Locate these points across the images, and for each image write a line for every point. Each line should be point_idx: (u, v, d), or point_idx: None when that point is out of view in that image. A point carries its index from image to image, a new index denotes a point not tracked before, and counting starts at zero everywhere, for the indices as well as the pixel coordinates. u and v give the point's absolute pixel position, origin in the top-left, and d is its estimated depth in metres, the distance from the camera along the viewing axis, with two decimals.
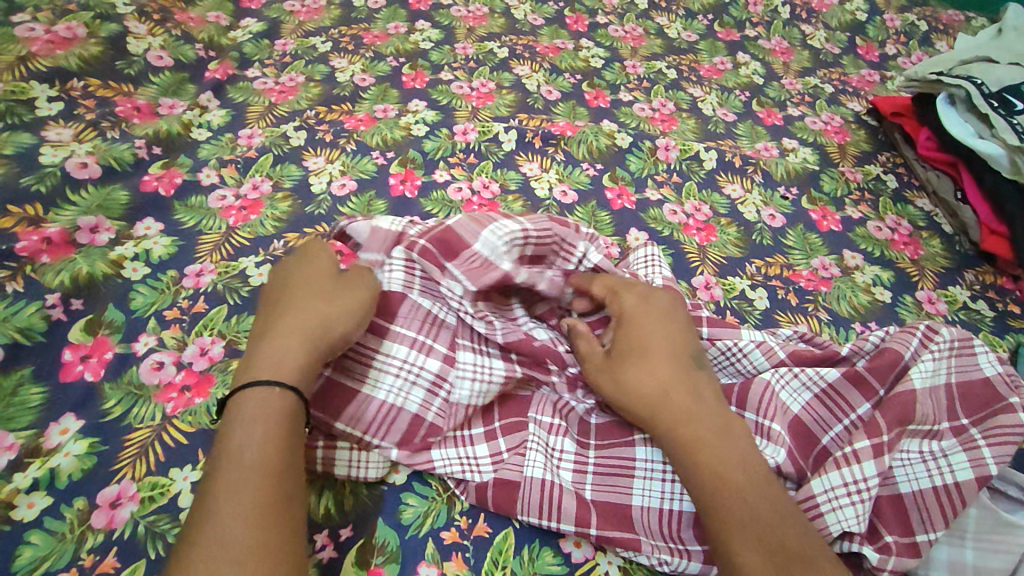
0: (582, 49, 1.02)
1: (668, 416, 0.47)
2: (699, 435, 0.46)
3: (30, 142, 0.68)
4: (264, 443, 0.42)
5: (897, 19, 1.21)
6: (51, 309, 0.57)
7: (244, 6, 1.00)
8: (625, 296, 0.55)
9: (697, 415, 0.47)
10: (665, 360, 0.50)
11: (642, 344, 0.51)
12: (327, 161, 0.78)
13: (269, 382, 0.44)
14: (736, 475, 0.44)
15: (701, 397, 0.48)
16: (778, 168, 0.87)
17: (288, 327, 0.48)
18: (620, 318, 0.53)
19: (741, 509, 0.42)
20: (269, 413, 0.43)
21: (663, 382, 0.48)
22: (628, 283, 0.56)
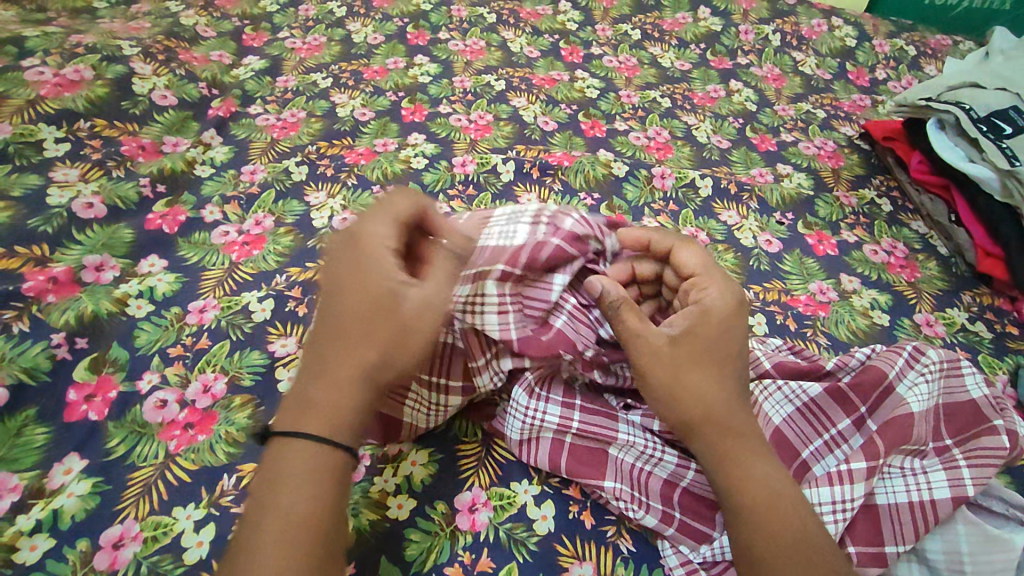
0: (577, 80, 1.04)
1: (723, 427, 0.48)
2: (751, 450, 0.47)
3: (38, 184, 0.70)
4: (314, 502, 0.42)
5: (886, 44, 1.23)
6: (56, 348, 0.58)
7: (246, 44, 1.02)
8: (711, 288, 0.52)
9: (750, 431, 0.48)
10: (730, 377, 0.50)
11: (719, 350, 0.50)
12: (328, 196, 0.79)
13: (307, 438, 0.43)
14: (787, 490, 0.46)
15: (748, 410, 0.49)
16: (773, 194, 0.89)
17: (343, 378, 0.45)
18: (705, 313, 0.51)
19: (795, 530, 0.44)
20: (319, 472, 0.43)
21: (728, 395, 0.49)
22: (716, 274, 0.53)
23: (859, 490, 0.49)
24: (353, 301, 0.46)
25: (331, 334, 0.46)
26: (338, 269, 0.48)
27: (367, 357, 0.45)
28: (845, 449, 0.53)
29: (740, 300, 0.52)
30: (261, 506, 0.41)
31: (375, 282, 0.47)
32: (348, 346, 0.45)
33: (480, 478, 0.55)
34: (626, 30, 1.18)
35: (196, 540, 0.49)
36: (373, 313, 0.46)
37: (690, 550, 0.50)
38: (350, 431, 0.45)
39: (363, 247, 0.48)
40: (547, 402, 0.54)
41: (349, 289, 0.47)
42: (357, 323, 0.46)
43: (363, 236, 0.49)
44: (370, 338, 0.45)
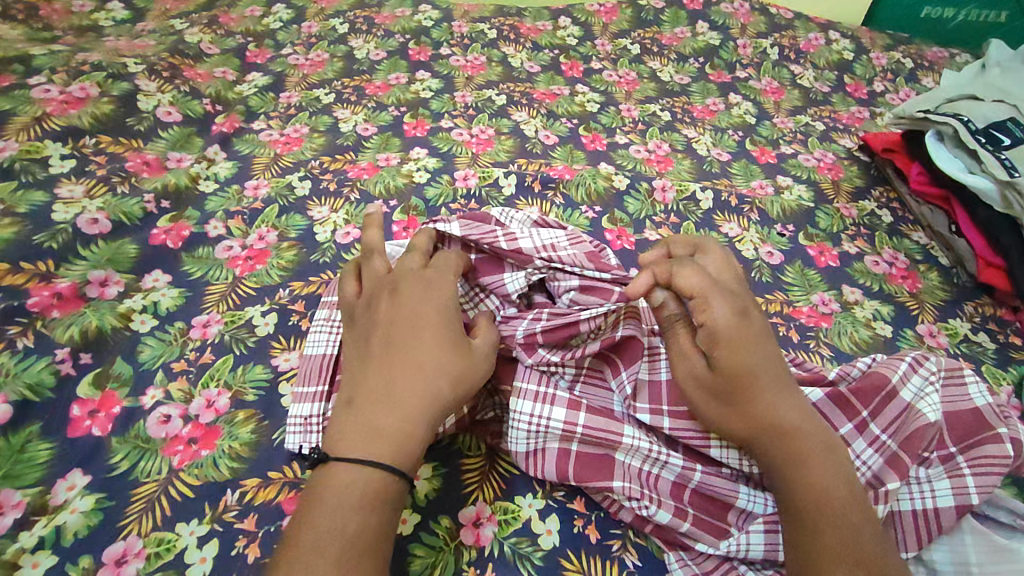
0: (577, 94, 1.05)
1: (775, 437, 0.46)
2: (810, 454, 0.45)
3: (43, 201, 0.70)
4: (379, 524, 0.43)
5: (883, 57, 1.24)
6: (60, 363, 0.58)
7: (250, 61, 1.04)
8: (716, 304, 0.49)
9: (806, 433, 0.46)
10: (769, 386, 0.47)
11: (749, 365, 0.47)
12: (331, 211, 0.79)
13: (378, 463, 0.44)
14: (841, 493, 0.44)
15: (803, 412, 0.47)
16: (774, 206, 0.89)
17: (413, 408, 0.47)
18: (713, 336, 0.48)
19: (844, 534, 0.42)
20: (384, 500, 0.44)
21: (771, 407, 0.47)
22: (718, 286, 0.50)
23: (883, 506, 0.49)
24: (431, 336, 0.50)
25: (406, 366, 0.48)
26: (411, 308, 0.51)
27: (440, 389, 0.48)
28: (850, 454, 0.52)
29: (746, 310, 0.49)
30: (322, 525, 0.42)
31: (450, 325, 0.51)
32: (420, 377, 0.48)
33: (484, 492, 0.54)
34: (625, 44, 1.19)
35: (199, 555, 0.49)
36: (451, 350, 0.49)
37: (707, 545, 0.50)
38: (416, 457, 0.46)
39: (437, 292, 0.52)
40: (551, 405, 0.53)
41: (424, 324, 0.50)
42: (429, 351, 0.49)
43: (432, 282, 0.53)
44: (445, 369, 0.49)
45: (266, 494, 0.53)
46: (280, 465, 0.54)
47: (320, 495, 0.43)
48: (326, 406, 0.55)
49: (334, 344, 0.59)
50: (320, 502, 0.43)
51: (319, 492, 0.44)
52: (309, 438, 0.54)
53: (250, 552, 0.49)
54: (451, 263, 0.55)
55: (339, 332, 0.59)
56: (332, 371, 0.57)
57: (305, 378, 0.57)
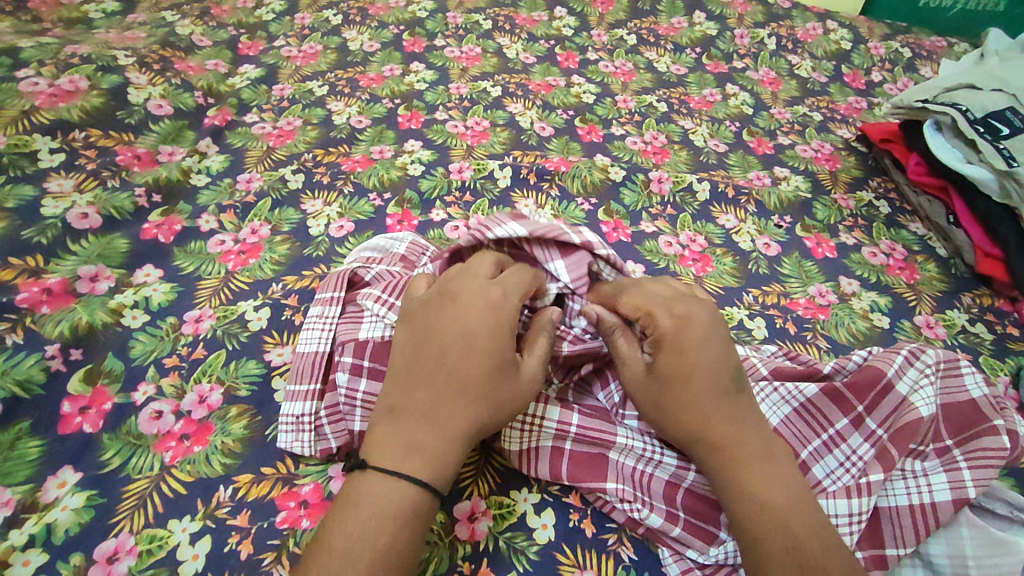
0: (573, 85, 1.04)
1: (712, 447, 0.46)
2: (750, 464, 0.45)
3: (32, 195, 0.69)
4: (412, 537, 0.43)
5: (881, 46, 1.23)
6: (50, 360, 0.58)
7: (243, 53, 1.03)
8: (660, 314, 0.49)
9: (745, 439, 0.46)
10: (711, 394, 0.47)
11: (689, 372, 0.47)
12: (325, 204, 0.79)
13: (412, 480, 0.44)
14: (781, 504, 0.44)
15: (749, 421, 0.47)
16: (771, 198, 0.88)
17: (451, 431, 0.46)
18: (657, 342, 0.49)
19: (784, 540, 0.43)
20: (415, 512, 0.44)
21: (709, 416, 0.47)
22: (661, 298, 0.50)
23: (873, 502, 0.49)
24: (478, 355, 0.48)
25: (452, 386, 0.47)
26: (462, 324, 0.49)
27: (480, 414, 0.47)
28: (845, 449, 0.52)
29: (692, 315, 0.49)
30: (360, 527, 0.42)
31: (501, 345, 0.48)
32: (461, 400, 0.47)
33: (479, 487, 0.54)
34: (621, 35, 1.18)
35: (192, 552, 0.48)
36: (494, 374, 0.47)
37: (698, 554, 0.49)
38: (449, 477, 0.46)
39: (492, 309, 0.49)
40: (546, 405, 0.54)
41: (471, 344, 0.48)
42: (472, 374, 0.47)
43: (490, 296, 0.49)
44: (489, 394, 0.47)
45: (259, 490, 0.52)
46: (274, 461, 0.54)
47: (352, 502, 0.44)
48: (318, 405, 0.54)
49: (327, 342, 0.58)
50: (353, 509, 0.44)
51: (351, 498, 0.44)
52: (302, 437, 0.54)
53: (243, 549, 0.49)
54: (520, 279, 0.51)
55: (332, 329, 0.58)
56: (325, 369, 0.56)
57: (298, 376, 0.56)
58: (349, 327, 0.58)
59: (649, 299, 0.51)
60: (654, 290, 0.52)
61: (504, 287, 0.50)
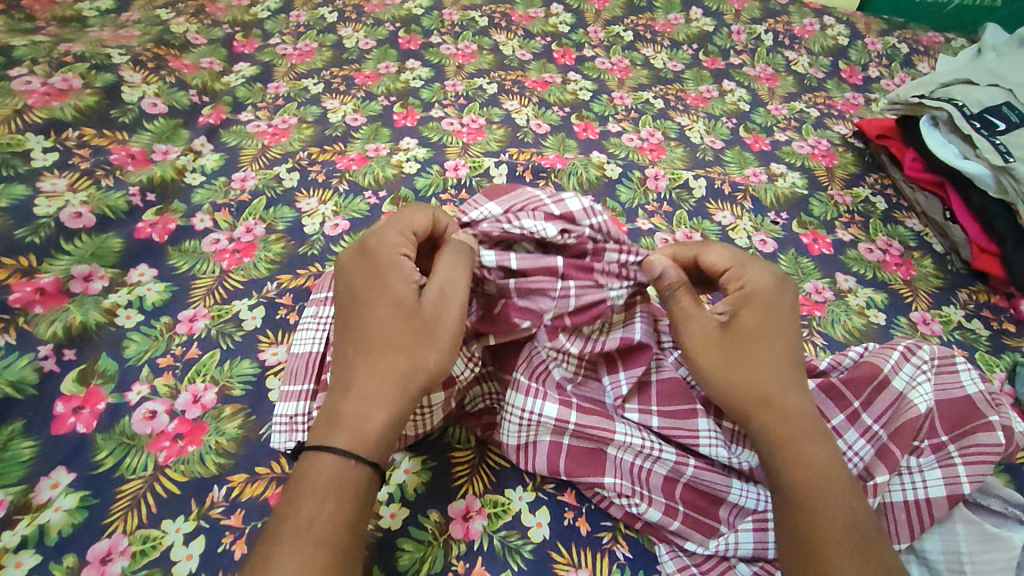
0: (569, 82, 1.04)
1: (780, 414, 0.47)
2: (806, 438, 0.46)
3: (25, 195, 0.69)
4: (340, 511, 0.42)
5: (878, 42, 1.23)
6: (43, 360, 0.57)
7: (238, 51, 1.02)
8: (750, 275, 0.52)
9: (803, 416, 0.47)
10: (782, 360, 0.49)
11: (770, 334, 0.49)
12: (320, 202, 0.78)
13: (334, 451, 0.44)
14: (841, 480, 0.45)
15: (806, 393, 0.48)
16: (768, 194, 0.88)
17: (374, 385, 0.45)
18: (746, 300, 0.50)
19: (844, 517, 0.43)
20: (343, 486, 0.43)
21: (779, 380, 0.48)
22: (751, 263, 0.53)
23: (872, 498, 0.49)
24: (383, 315, 0.47)
25: (364, 343, 0.47)
26: (357, 288, 0.49)
27: (399, 365, 0.46)
28: (842, 445, 0.51)
29: (779, 285, 0.51)
30: (282, 521, 0.41)
31: (397, 291, 0.48)
32: (377, 351, 0.46)
33: (474, 485, 0.54)
34: (618, 31, 1.18)
35: (185, 553, 0.48)
36: (402, 321, 0.47)
37: (697, 546, 0.50)
38: (378, 439, 0.45)
39: (379, 267, 0.49)
40: (543, 401, 0.52)
41: (371, 300, 0.48)
42: (382, 334, 0.47)
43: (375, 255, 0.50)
44: (403, 342, 0.47)
45: (254, 490, 0.52)
46: (268, 460, 0.54)
47: (290, 488, 0.43)
48: (312, 405, 0.54)
49: (321, 342, 0.58)
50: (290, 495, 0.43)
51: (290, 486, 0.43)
52: (296, 438, 0.54)
53: (237, 548, 0.49)
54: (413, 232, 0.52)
55: (325, 330, 0.58)
56: (319, 369, 0.56)
57: (292, 377, 0.56)
58: None
59: (733, 262, 0.53)
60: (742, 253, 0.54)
61: (391, 241, 0.51)
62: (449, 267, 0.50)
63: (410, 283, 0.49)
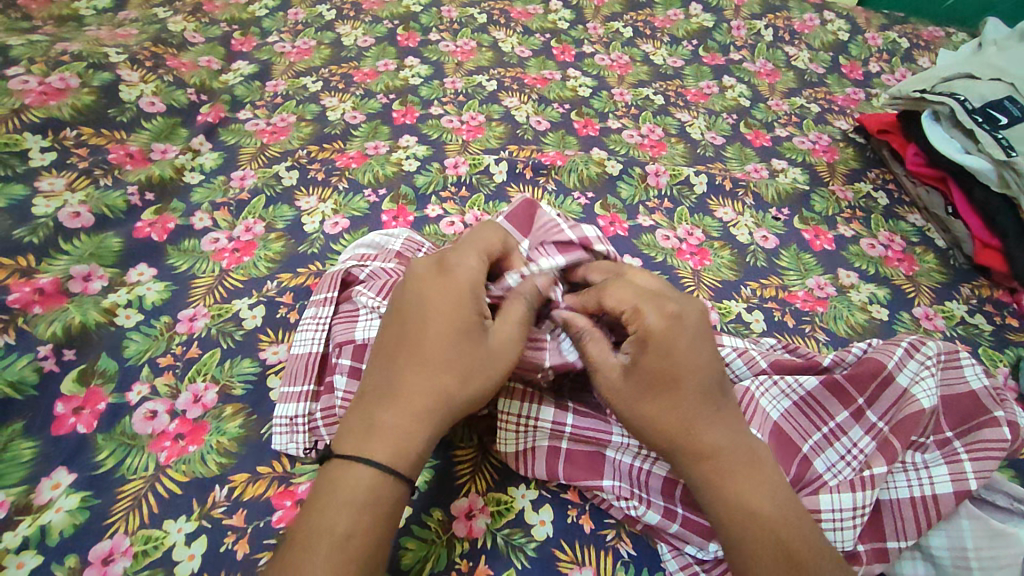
0: (569, 79, 1.03)
1: (695, 455, 0.46)
2: (731, 471, 0.45)
3: (23, 194, 0.68)
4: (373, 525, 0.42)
5: (878, 37, 1.22)
6: (42, 360, 0.57)
7: (235, 49, 1.02)
8: (643, 309, 0.48)
9: (731, 448, 0.46)
10: (694, 398, 0.46)
11: (675, 376, 0.46)
12: (319, 201, 0.78)
13: (370, 460, 0.43)
14: (768, 511, 0.44)
15: (725, 424, 0.46)
16: (769, 189, 0.88)
17: (419, 405, 0.45)
18: (643, 341, 0.47)
19: (773, 547, 0.43)
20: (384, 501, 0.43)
21: (693, 420, 0.46)
22: (648, 292, 0.49)
23: (874, 496, 0.48)
24: (441, 326, 0.47)
25: (412, 361, 0.47)
26: (418, 300, 0.49)
27: (449, 390, 0.46)
28: (846, 442, 0.51)
29: (679, 311, 0.48)
30: (310, 524, 0.41)
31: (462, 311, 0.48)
32: (428, 367, 0.46)
33: (476, 483, 0.54)
34: (617, 27, 1.17)
35: (187, 553, 0.48)
36: (457, 341, 0.47)
37: (697, 550, 0.49)
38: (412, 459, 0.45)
39: (449, 278, 0.49)
40: (540, 405, 0.53)
41: (433, 313, 0.48)
42: (433, 345, 0.47)
43: (449, 272, 0.49)
44: (456, 369, 0.46)
45: (255, 489, 0.52)
46: (269, 460, 0.54)
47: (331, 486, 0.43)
48: (313, 406, 0.54)
49: (321, 342, 0.58)
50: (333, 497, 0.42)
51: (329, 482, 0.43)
52: (296, 439, 0.53)
53: (239, 548, 0.48)
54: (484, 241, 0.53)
55: (326, 329, 0.58)
56: (319, 370, 0.56)
57: (292, 378, 0.56)
58: (344, 327, 0.57)
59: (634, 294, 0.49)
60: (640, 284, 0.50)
61: (467, 260, 0.50)
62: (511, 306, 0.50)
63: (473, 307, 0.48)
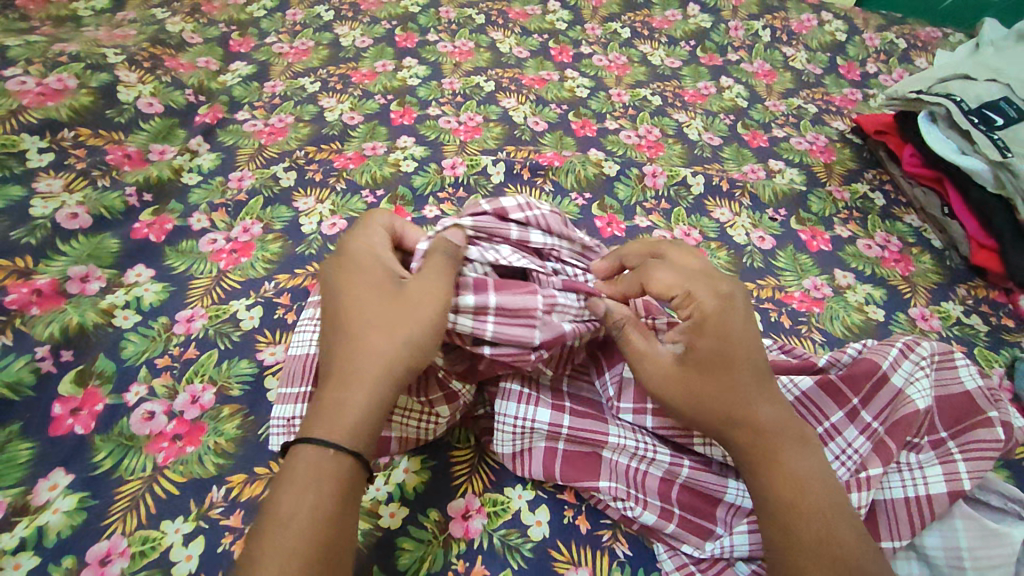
0: (567, 80, 1.03)
1: (750, 432, 0.46)
2: (779, 448, 0.45)
3: (21, 195, 0.69)
4: (330, 506, 0.41)
5: (875, 38, 1.23)
6: (40, 361, 0.57)
7: (234, 49, 1.02)
8: (698, 291, 0.50)
9: (779, 427, 0.46)
10: (747, 377, 0.47)
11: (731, 358, 0.47)
12: (317, 202, 0.78)
13: (318, 441, 0.42)
14: (815, 489, 0.43)
15: (777, 404, 0.47)
16: (766, 190, 0.88)
17: (364, 373, 0.45)
18: (699, 322, 0.49)
19: (819, 525, 0.42)
20: (338, 481, 0.42)
21: (747, 398, 0.46)
22: (696, 275, 0.51)
23: (869, 497, 0.48)
24: (366, 300, 0.49)
25: (346, 326, 0.48)
26: (333, 283, 0.51)
27: (387, 344, 0.46)
28: (841, 442, 0.51)
29: (731, 293, 0.50)
30: (265, 514, 0.40)
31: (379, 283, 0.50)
32: (364, 336, 0.47)
33: (473, 484, 0.54)
34: (615, 28, 1.17)
35: (185, 553, 0.48)
36: (388, 305, 0.48)
37: (693, 549, 0.49)
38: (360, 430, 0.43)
39: (352, 264, 0.52)
40: (536, 407, 0.53)
41: (363, 295, 0.49)
42: (365, 319, 0.48)
43: (350, 252, 0.53)
44: (383, 322, 0.47)
45: (252, 490, 0.52)
46: (266, 461, 0.54)
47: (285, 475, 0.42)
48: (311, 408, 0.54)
49: (318, 343, 0.57)
50: (285, 484, 0.41)
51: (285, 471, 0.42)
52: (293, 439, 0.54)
53: (236, 548, 0.49)
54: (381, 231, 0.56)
55: None
56: (316, 372, 0.56)
57: (289, 379, 0.56)
58: None
59: (685, 277, 0.51)
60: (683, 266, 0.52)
61: (369, 238, 0.54)
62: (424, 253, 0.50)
63: (382, 271, 0.51)
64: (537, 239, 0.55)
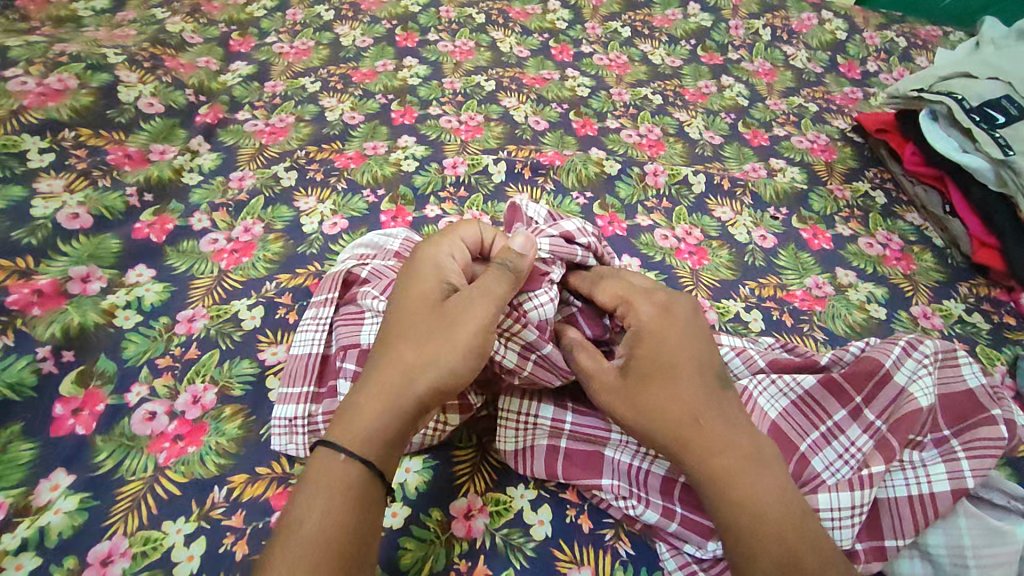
0: (567, 79, 1.03)
1: (699, 450, 0.44)
2: (735, 466, 0.43)
3: (21, 196, 0.68)
4: (346, 512, 0.41)
5: (876, 36, 1.22)
6: (42, 362, 0.57)
7: (234, 49, 1.02)
8: (638, 303, 0.51)
9: (734, 445, 0.44)
10: (692, 393, 0.46)
11: (670, 367, 0.47)
12: (318, 201, 0.78)
13: (336, 446, 0.43)
14: (770, 510, 0.42)
15: (733, 421, 0.45)
16: (767, 189, 0.88)
17: (398, 388, 0.45)
18: (637, 334, 0.49)
19: (776, 548, 0.40)
20: (352, 485, 0.42)
21: (693, 412, 0.45)
22: (638, 288, 0.52)
23: (871, 495, 0.48)
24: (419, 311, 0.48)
25: (391, 331, 0.48)
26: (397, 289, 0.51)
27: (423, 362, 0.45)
28: (844, 441, 0.51)
29: (669, 301, 0.51)
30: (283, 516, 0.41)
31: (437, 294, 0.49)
32: (405, 348, 0.46)
33: (475, 484, 0.54)
34: (615, 27, 1.17)
35: (186, 554, 0.48)
36: (431, 320, 0.48)
37: (696, 548, 0.49)
38: (378, 443, 0.43)
39: (422, 268, 0.51)
40: (539, 404, 0.54)
41: (415, 304, 0.49)
42: (411, 330, 0.47)
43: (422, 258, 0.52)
44: (423, 336, 0.47)
45: (254, 490, 0.52)
46: (268, 461, 0.54)
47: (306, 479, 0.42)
48: (313, 407, 0.54)
49: (321, 343, 0.58)
50: (304, 487, 0.42)
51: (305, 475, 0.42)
52: (296, 439, 0.53)
53: (238, 549, 0.49)
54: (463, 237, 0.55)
55: (326, 329, 0.58)
56: (319, 371, 0.56)
57: (291, 379, 0.56)
58: (344, 328, 0.56)
59: (628, 288, 0.52)
60: (630, 280, 0.54)
61: (447, 246, 0.53)
62: (487, 274, 0.49)
63: (443, 284, 0.50)
64: (593, 267, 0.59)
